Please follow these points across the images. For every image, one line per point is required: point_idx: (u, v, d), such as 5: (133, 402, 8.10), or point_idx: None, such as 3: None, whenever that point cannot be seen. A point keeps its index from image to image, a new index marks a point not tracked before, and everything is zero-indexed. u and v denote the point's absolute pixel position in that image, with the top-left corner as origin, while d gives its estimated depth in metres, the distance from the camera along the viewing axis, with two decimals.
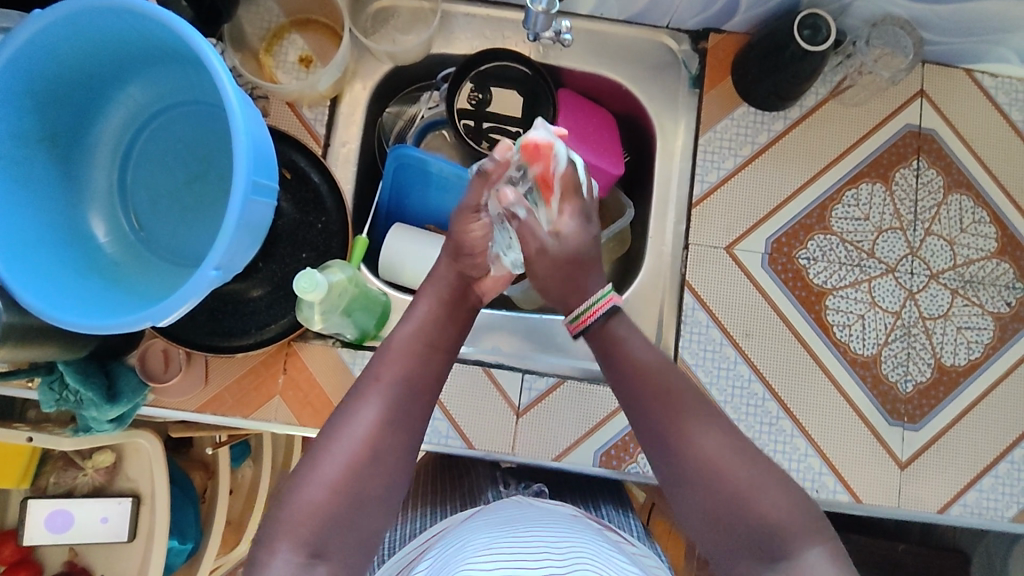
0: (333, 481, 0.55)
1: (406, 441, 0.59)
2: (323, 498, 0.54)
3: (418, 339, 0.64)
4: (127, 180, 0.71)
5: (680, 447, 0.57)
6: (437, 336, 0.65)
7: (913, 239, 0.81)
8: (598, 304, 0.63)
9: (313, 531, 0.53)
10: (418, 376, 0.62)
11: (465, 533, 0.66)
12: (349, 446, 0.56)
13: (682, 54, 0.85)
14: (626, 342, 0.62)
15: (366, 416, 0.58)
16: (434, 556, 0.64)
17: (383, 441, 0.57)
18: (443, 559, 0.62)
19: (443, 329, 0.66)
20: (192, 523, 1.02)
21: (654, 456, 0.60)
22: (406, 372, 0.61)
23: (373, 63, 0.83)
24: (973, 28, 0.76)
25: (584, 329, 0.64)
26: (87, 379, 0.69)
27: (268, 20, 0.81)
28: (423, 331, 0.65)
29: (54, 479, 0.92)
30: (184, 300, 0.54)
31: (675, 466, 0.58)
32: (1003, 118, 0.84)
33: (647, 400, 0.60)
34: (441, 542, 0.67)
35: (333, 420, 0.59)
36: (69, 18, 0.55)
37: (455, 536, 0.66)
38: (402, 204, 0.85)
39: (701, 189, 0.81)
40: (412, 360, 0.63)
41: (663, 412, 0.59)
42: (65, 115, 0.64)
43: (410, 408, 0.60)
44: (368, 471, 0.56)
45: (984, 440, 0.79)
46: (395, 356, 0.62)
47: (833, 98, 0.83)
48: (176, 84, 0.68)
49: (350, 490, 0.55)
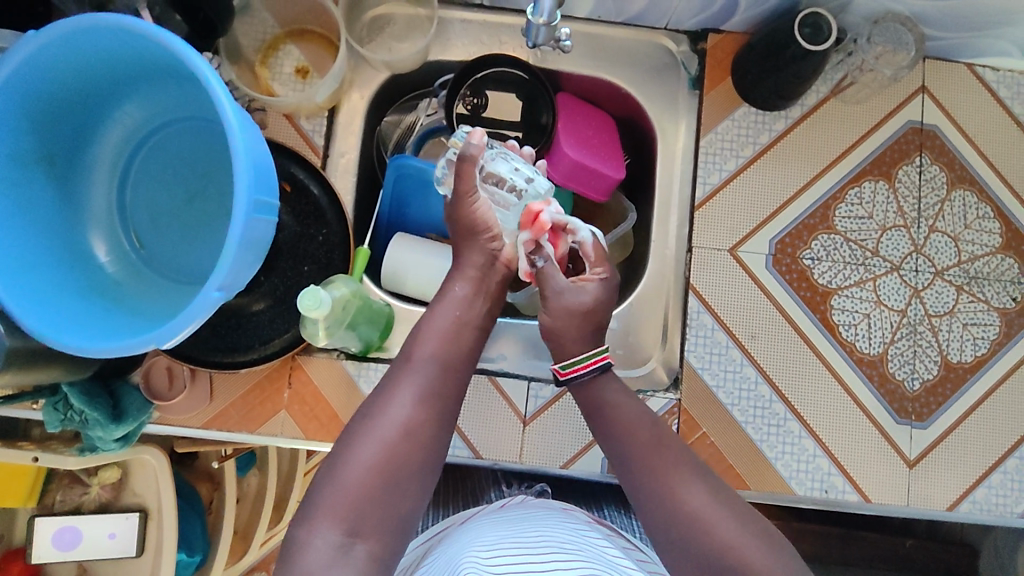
0: (373, 462, 0.57)
1: (441, 424, 0.61)
2: (361, 479, 0.56)
3: (450, 319, 0.67)
4: (126, 199, 0.70)
5: (669, 488, 0.60)
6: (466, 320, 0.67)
7: (918, 236, 0.81)
8: (591, 360, 0.67)
9: (352, 510, 0.54)
10: (449, 361, 0.65)
11: (470, 531, 0.66)
12: (389, 426, 0.59)
13: (681, 55, 0.84)
14: (615, 392, 0.67)
15: (405, 398, 0.61)
16: (437, 556, 0.64)
17: (420, 426, 0.60)
18: (446, 559, 0.61)
19: (458, 338, 0.67)
20: (200, 536, 1.01)
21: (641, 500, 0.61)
22: (439, 355, 0.65)
23: (370, 71, 0.82)
24: (974, 23, 0.76)
25: (570, 379, 0.68)
26: (92, 399, 0.69)
27: (263, 31, 0.80)
28: (441, 338, 0.66)
29: (60, 496, 0.92)
30: (189, 321, 0.53)
31: (662, 513, 0.59)
32: (1006, 112, 0.84)
33: (635, 445, 0.63)
34: (446, 541, 0.67)
35: (371, 404, 0.61)
36: (65, 39, 0.54)
37: (461, 534, 0.66)
38: (403, 212, 0.84)
39: (704, 191, 0.81)
40: (438, 346, 0.65)
41: (664, 454, 0.62)
42: (63, 135, 0.63)
43: (443, 389, 0.63)
44: (406, 451, 0.58)
45: (992, 436, 0.79)
46: (431, 338, 0.65)
47: (833, 96, 0.82)
48: (173, 100, 0.67)
49: (389, 469, 0.57)
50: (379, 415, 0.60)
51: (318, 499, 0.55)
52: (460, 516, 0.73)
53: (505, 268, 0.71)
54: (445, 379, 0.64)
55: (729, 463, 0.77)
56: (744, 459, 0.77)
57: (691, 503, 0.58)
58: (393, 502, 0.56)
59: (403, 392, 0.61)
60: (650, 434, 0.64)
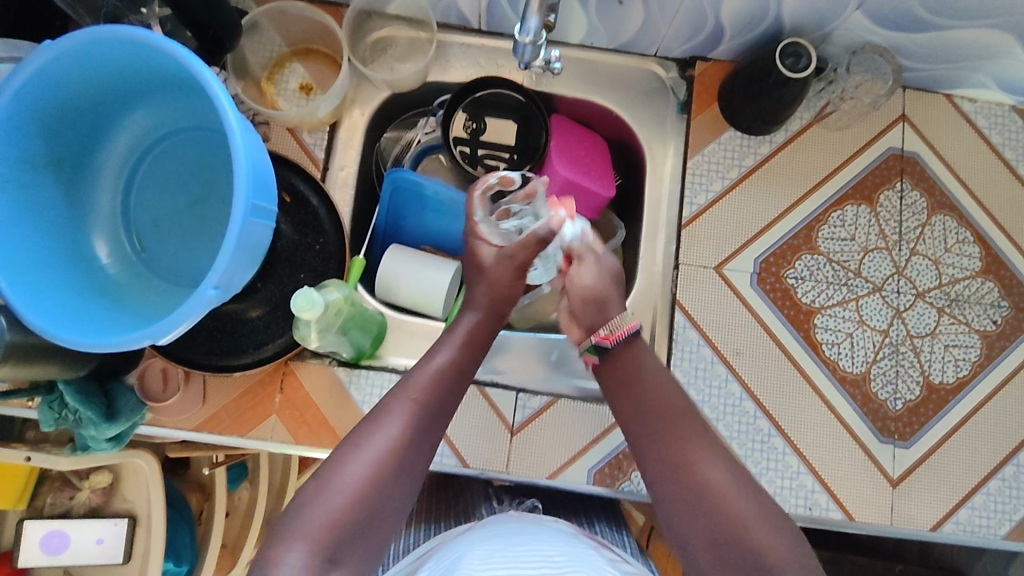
0: (357, 485, 0.55)
1: (420, 456, 0.59)
2: (343, 502, 0.54)
3: (448, 361, 0.65)
4: (130, 204, 0.73)
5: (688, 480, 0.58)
6: (460, 360, 0.66)
7: (899, 259, 0.83)
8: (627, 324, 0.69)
9: (330, 535, 0.52)
10: (443, 396, 0.63)
11: (465, 539, 0.66)
12: (377, 455, 0.57)
13: (669, 81, 0.87)
14: (646, 366, 0.67)
15: (388, 427, 0.59)
16: (430, 566, 0.62)
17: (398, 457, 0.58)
18: (436, 569, 0.60)
19: (454, 380, 0.64)
20: (188, 547, 1.02)
21: (655, 476, 0.61)
22: (434, 393, 0.62)
23: (372, 90, 0.85)
24: (951, 56, 0.79)
25: (611, 345, 0.68)
26: (87, 398, 0.70)
27: (270, 49, 0.84)
28: (442, 372, 0.64)
29: (51, 499, 0.93)
30: (184, 318, 0.55)
31: (677, 487, 0.58)
32: (984, 141, 0.86)
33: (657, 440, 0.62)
34: (439, 549, 0.67)
35: (360, 429, 0.59)
36: (77, 49, 0.57)
37: (454, 542, 0.66)
38: (399, 226, 0.87)
39: (691, 211, 0.83)
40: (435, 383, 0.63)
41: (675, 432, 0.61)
42: (72, 142, 0.66)
43: (430, 429, 0.61)
44: (393, 482, 0.57)
45: (974, 458, 0.79)
46: (429, 378, 0.63)
47: (816, 122, 0.85)
48: (180, 110, 0.70)
49: (372, 496, 0.55)
50: (370, 439, 0.58)
51: (299, 516, 0.53)
52: (450, 532, 0.71)
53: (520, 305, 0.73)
54: (433, 416, 0.61)
55: None
56: None
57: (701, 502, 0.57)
58: (371, 527, 0.55)
59: (394, 419, 0.59)
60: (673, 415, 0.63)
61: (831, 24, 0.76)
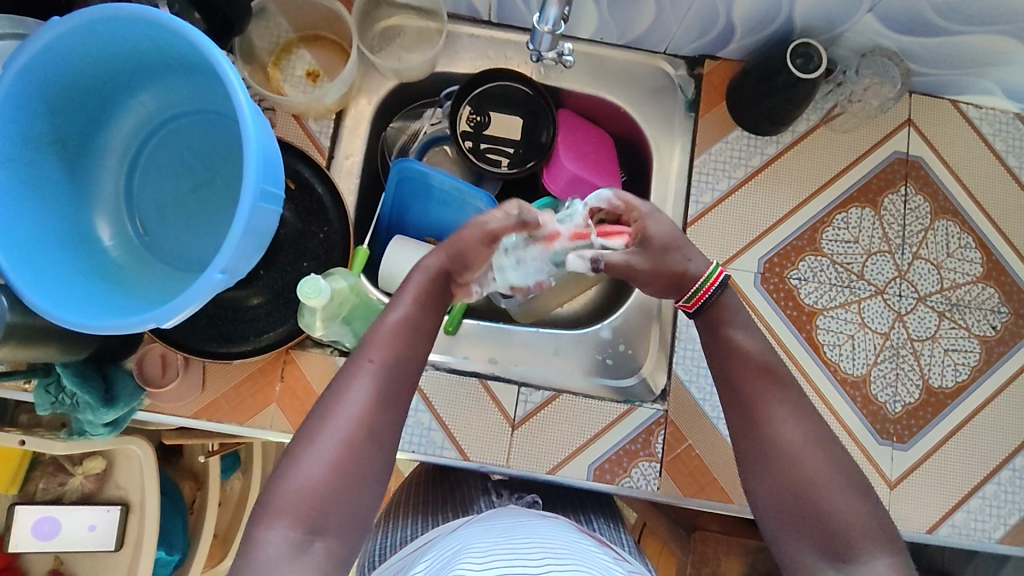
0: (330, 460, 0.53)
1: (393, 423, 0.58)
2: (320, 480, 0.52)
3: (403, 322, 0.62)
4: (133, 185, 0.72)
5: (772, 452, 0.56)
6: (420, 321, 0.63)
7: (901, 262, 0.83)
8: (710, 281, 0.64)
9: (319, 514, 0.52)
10: (404, 356, 0.60)
11: (466, 531, 0.65)
12: (349, 424, 0.55)
13: (678, 78, 0.87)
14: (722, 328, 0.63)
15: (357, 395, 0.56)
16: (431, 559, 0.61)
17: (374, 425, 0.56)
18: (436, 562, 0.59)
19: (410, 342, 0.61)
20: (180, 536, 1.01)
21: (732, 423, 0.60)
22: (394, 354, 0.60)
23: (379, 79, 0.85)
24: (959, 61, 0.80)
25: (698, 310, 0.65)
26: (84, 382, 0.69)
27: (277, 35, 0.84)
28: (396, 341, 0.60)
29: (43, 484, 0.91)
30: (190, 302, 0.55)
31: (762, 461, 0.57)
32: (988, 148, 0.87)
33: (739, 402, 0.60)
34: (440, 540, 0.66)
35: (324, 400, 0.57)
36: (87, 26, 0.56)
37: (456, 535, 0.66)
38: (403, 218, 0.87)
39: (696, 209, 0.83)
40: (396, 344, 0.60)
41: (750, 386, 0.60)
42: (77, 120, 0.65)
43: (394, 391, 0.58)
44: (369, 450, 0.55)
45: (970, 461, 0.80)
46: (388, 339, 0.60)
47: (823, 124, 0.85)
48: (187, 92, 0.70)
49: (347, 466, 0.54)
50: (339, 410, 0.55)
51: (276, 496, 0.52)
52: (449, 525, 0.70)
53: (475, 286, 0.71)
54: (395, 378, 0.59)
55: (713, 474, 0.77)
56: (730, 472, 0.77)
57: (770, 479, 0.56)
58: (358, 506, 0.54)
59: (359, 387, 0.57)
60: (745, 368, 0.61)
61: (842, 25, 0.77)
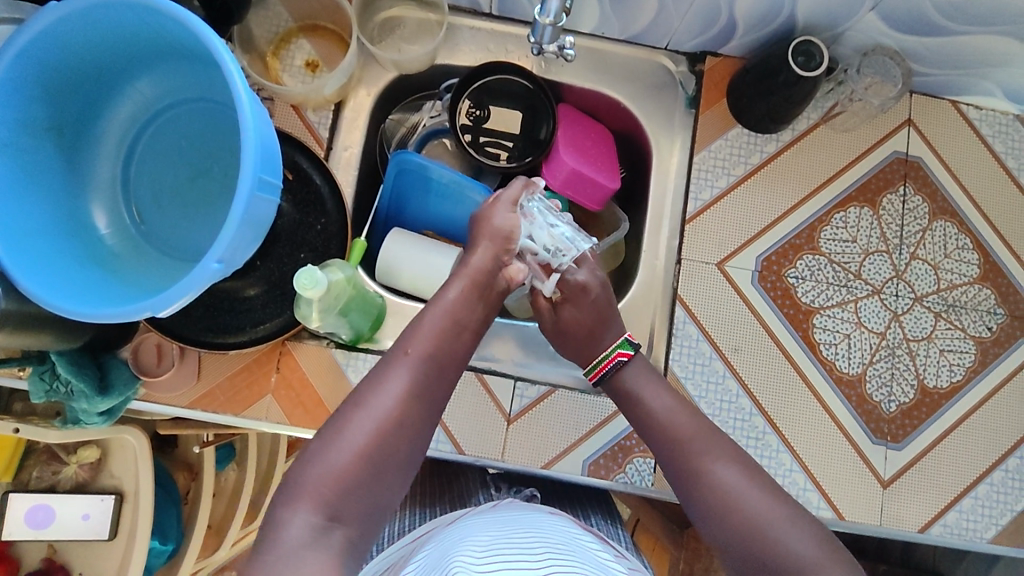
0: (361, 445, 0.54)
1: (426, 419, 0.59)
2: (343, 471, 0.53)
3: (447, 320, 0.64)
4: (130, 174, 0.72)
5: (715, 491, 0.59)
6: (463, 319, 0.66)
7: (899, 262, 0.83)
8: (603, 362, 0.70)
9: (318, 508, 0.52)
10: (443, 355, 0.62)
11: (463, 526, 0.65)
12: (379, 416, 0.56)
13: (679, 75, 0.87)
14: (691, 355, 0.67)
15: (393, 388, 0.58)
16: (425, 551, 0.62)
17: (403, 420, 0.57)
18: (433, 554, 0.59)
19: (449, 341, 0.64)
20: (174, 526, 1.01)
21: (672, 464, 0.63)
22: (434, 348, 0.62)
23: (378, 70, 0.84)
24: (960, 62, 0.79)
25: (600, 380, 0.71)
26: (79, 370, 0.69)
27: (276, 24, 0.83)
28: (438, 339, 0.63)
29: (36, 474, 0.92)
30: (186, 291, 0.54)
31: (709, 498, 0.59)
32: (987, 150, 0.87)
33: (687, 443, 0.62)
34: (437, 533, 0.66)
35: (361, 390, 0.58)
36: (85, 11, 0.56)
37: (453, 528, 0.65)
38: (401, 211, 0.87)
39: (695, 206, 0.83)
40: (438, 341, 0.63)
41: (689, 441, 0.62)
42: (74, 107, 0.65)
43: (430, 390, 0.60)
44: (397, 444, 0.56)
45: (963, 461, 0.80)
46: (427, 338, 0.62)
47: (823, 123, 0.85)
48: (185, 80, 0.69)
49: (375, 456, 0.54)
50: (372, 401, 0.57)
51: (303, 478, 0.52)
52: (446, 517, 0.70)
53: (505, 283, 0.70)
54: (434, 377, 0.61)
55: None
56: None
57: (727, 511, 0.57)
58: (370, 498, 0.54)
59: (398, 380, 0.58)
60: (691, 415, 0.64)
61: (844, 24, 0.76)
